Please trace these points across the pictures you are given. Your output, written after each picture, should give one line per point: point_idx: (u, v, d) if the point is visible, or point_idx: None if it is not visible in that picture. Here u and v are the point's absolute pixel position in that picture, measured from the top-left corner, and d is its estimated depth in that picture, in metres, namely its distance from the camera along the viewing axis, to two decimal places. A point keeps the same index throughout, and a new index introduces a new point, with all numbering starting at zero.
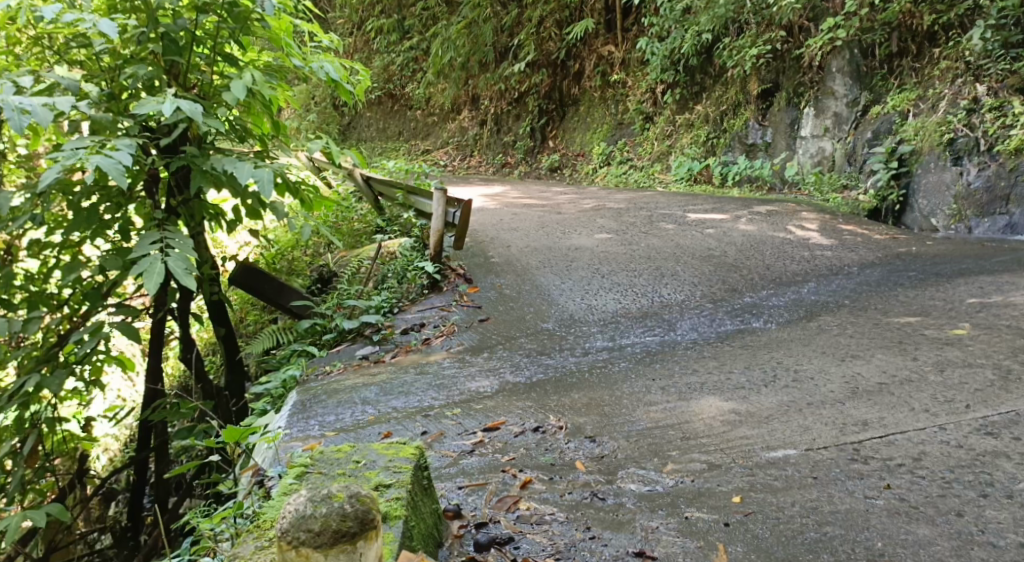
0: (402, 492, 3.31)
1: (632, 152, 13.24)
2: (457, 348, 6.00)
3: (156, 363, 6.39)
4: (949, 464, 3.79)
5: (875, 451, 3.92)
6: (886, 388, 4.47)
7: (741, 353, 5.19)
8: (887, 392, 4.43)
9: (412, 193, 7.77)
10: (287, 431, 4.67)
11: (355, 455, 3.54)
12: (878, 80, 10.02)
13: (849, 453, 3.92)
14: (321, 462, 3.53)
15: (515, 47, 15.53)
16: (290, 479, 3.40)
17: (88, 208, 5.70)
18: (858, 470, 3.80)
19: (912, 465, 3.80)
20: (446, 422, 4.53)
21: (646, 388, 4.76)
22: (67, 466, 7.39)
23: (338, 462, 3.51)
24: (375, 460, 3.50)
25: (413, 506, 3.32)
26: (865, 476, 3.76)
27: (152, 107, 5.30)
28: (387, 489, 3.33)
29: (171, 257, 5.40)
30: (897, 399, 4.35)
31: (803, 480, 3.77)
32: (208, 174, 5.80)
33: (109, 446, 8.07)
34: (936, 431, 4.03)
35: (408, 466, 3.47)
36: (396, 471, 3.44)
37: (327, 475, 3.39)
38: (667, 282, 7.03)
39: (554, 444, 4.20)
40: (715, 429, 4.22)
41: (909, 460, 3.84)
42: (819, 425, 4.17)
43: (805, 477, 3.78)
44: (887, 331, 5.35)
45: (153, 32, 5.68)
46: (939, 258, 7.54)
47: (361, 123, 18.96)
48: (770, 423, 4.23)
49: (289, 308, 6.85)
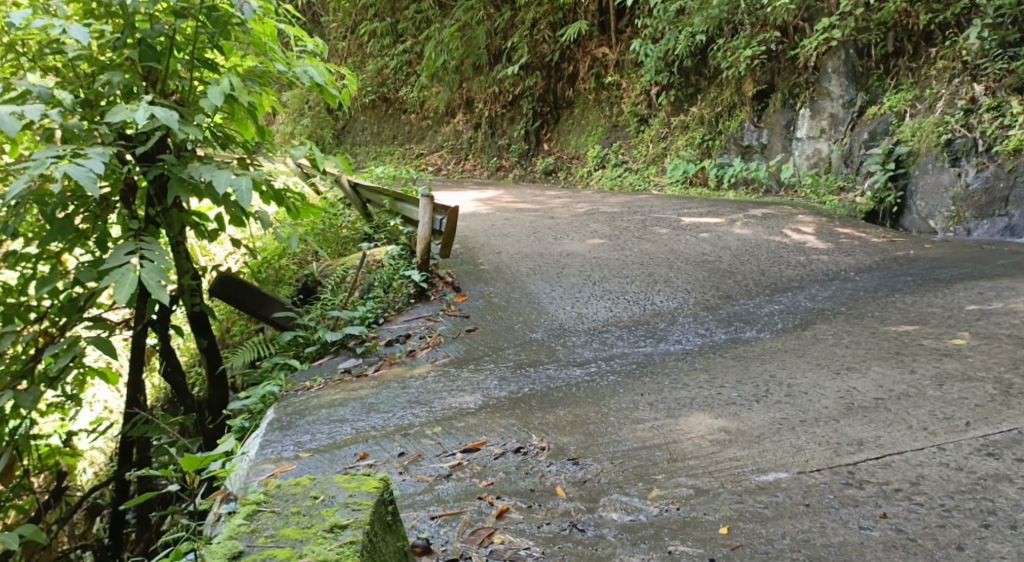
0: (358, 534, 2.96)
1: (626, 155, 13.07)
2: (443, 360, 5.83)
3: (136, 376, 6.22)
4: (948, 490, 3.63)
5: (870, 475, 3.75)
6: (882, 404, 4.31)
7: (734, 365, 5.03)
8: (884, 408, 4.26)
9: (398, 200, 7.62)
10: (260, 453, 4.51)
11: (314, 489, 3.18)
12: (875, 81, 9.87)
13: (844, 476, 3.75)
14: (277, 497, 3.18)
15: (509, 50, 15.38)
16: (238, 520, 3.07)
17: (63, 218, 5.49)
18: (852, 496, 3.63)
19: (910, 490, 3.64)
20: (425, 442, 4.37)
21: (634, 404, 4.59)
22: (49, 482, 7.22)
23: (293, 498, 3.16)
24: (334, 495, 3.14)
25: (372, 549, 2.99)
26: (860, 504, 3.59)
27: (125, 115, 5.12)
28: (342, 531, 2.98)
29: (146, 268, 5.22)
30: (894, 415, 4.18)
31: (794, 508, 3.60)
32: (186, 183, 5.60)
33: (94, 459, 7.90)
34: (935, 452, 3.86)
35: (369, 502, 3.12)
36: (356, 509, 3.09)
37: (278, 517, 3.07)
38: (660, 289, 6.87)
39: (534, 467, 4.04)
40: (704, 449, 4.06)
41: (907, 485, 3.67)
42: (811, 445, 4.00)
43: (796, 505, 3.61)
44: (884, 341, 5.18)
45: (130, 38, 5.47)
46: (938, 262, 7.38)
47: (355, 127, 18.76)
48: (761, 443, 4.06)
49: (273, 319, 6.69)
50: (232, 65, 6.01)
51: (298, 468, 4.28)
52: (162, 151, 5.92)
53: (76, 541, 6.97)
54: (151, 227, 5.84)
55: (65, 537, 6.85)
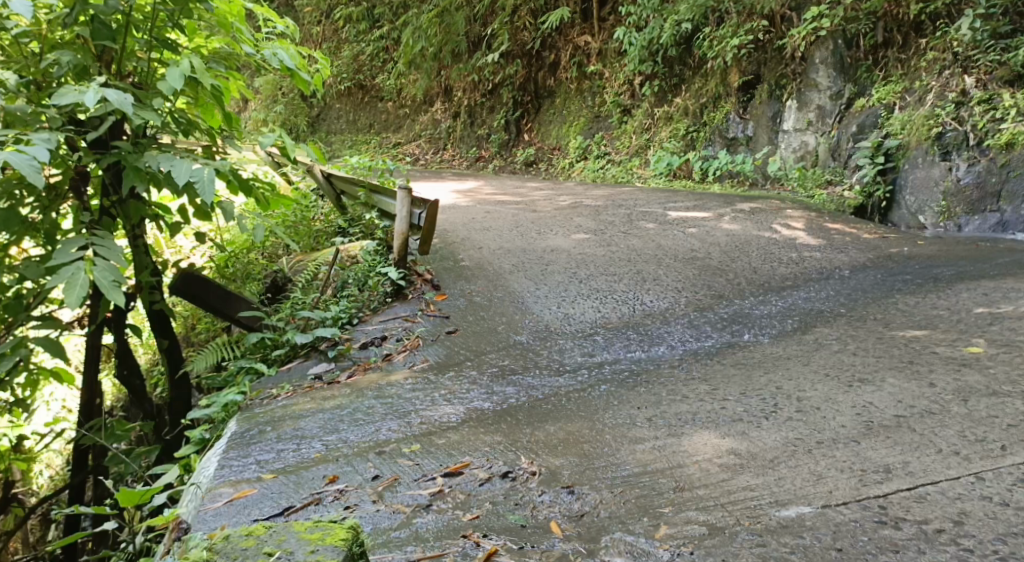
0: None
1: (609, 146, 12.72)
2: (421, 366, 5.45)
3: (90, 380, 5.85)
4: (998, 531, 3.33)
5: (906, 511, 3.43)
6: (905, 423, 3.98)
7: (735, 374, 4.68)
8: (907, 427, 3.94)
9: (373, 191, 7.28)
10: (218, 473, 4.12)
11: (268, 543, 2.81)
12: (863, 72, 9.55)
13: (876, 513, 3.43)
14: (223, 554, 2.81)
15: (489, 37, 14.91)
16: None
17: (8, 209, 5.04)
18: (890, 539, 3.31)
19: (954, 532, 3.33)
20: (403, 463, 3.99)
21: (631, 420, 4.24)
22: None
23: (242, 554, 2.78)
24: (292, 551, 2.78)
25: None
26: (901, 550, 3.27)
27: (72, 98, 4.68)
28: None
29: (98, 266, 4.81)
30: (920, 437, 3.86)
31: (824, 554, 3.27)
32: (142, 172, 5.18)
33: (51, 461, 7.56)
34: (973, 483, 3.56)
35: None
36: None
37: None
38: (650, 288, 6.52)
39: (524, 497, 3.68)
40: (714, 477, 3.71)
41: (950, 525, 3.36)
42: (833, 473, 3.68)
43: (827, 549, 3.29)
44: (894, 348, 4.86)
45: (81, 14, 5.01)
46: (934, 260, 7.07)
47: (331, 115, 18.25)
48: (776, 469, 3.73)
49: (239, 318, 6.28)
50: (194, 48, 5.61)
51: (259, 493, 3.89)
52: (117, 137, 5.49)
53: (30, 548, 6.60)
54: (105, 219, 5.43)
55: (19, 545, 6.47)
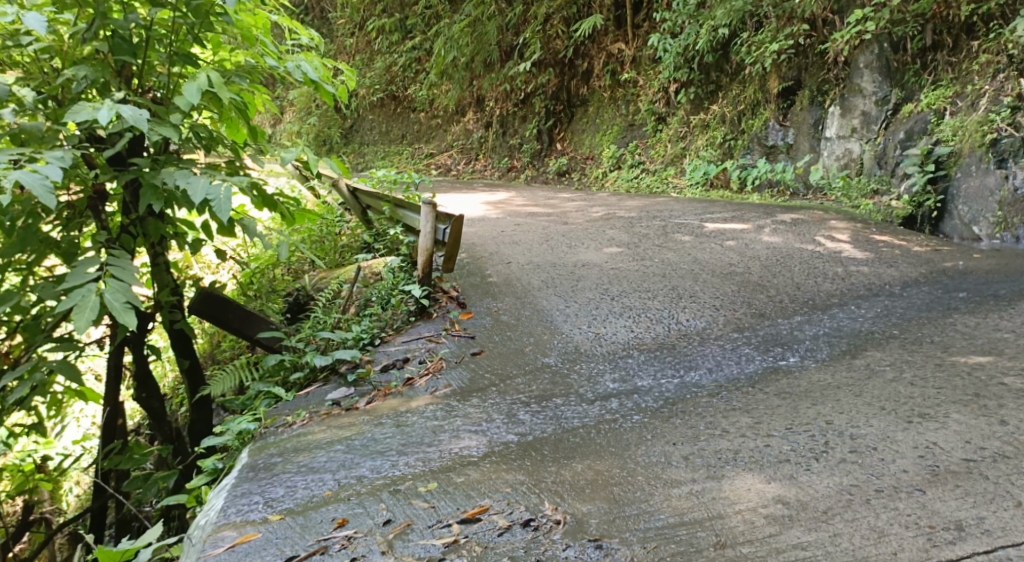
0: None
1: (643, 155, 12.35)
2: (444, 392, 5.13)
3: (111, 401, 5.59)
4: None
5: None
6: (976, 469, 3.65)
7: (779, 406, 4.32)
8: (979, 475, 3.61)
9: (398, 206, 7.04)
10: (223, 513, 3.88)
11: None
12: (911, 77, 9.11)
13: None
14: None
15: (521, 46, 14.63)
16: None
17: (22, 229, 4.79)
18: None
19: None
20: (417, 506, 3.73)
21: (666, 458, 3.92)
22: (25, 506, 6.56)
23: None
24: None
25: None
26: None
27: (87, 114, 4.43)
28: None
29: (111, 289, 4.52)
30: (995, 487, 3.53)
31: None
32: (160, 190, 4.91)
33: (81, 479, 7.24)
34: None
35: None
36: None
37: None
38: (686, 306, 6.17)
39: (547, 552, 3.40)
40: (761, 531, 3.41)
41: None
42: (896, 529, 3.36)
43: None
44: (956, 377, 4.49)
45: (100, 29, 4.77)
46: (991, 275, 6.66)
47: (364, 126, 18.02)
48: (831, 524, 3.41)
49: (259, 340, 6.01)
50: (219, 62, 5.31)
51: (263, 538, 3.65)
52: (137, 153, 5.23)
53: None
54: (124, 237, 5.16)
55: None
